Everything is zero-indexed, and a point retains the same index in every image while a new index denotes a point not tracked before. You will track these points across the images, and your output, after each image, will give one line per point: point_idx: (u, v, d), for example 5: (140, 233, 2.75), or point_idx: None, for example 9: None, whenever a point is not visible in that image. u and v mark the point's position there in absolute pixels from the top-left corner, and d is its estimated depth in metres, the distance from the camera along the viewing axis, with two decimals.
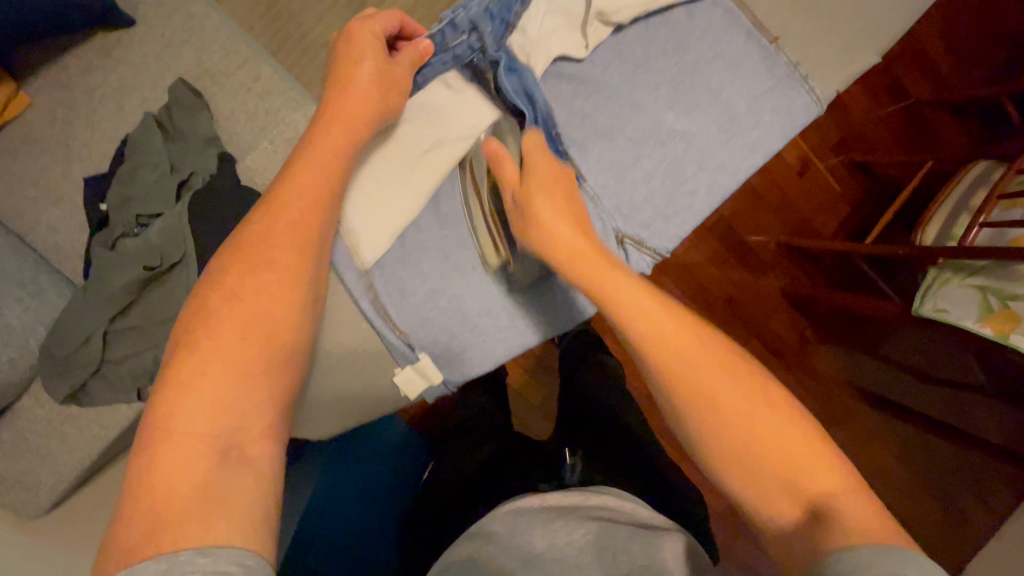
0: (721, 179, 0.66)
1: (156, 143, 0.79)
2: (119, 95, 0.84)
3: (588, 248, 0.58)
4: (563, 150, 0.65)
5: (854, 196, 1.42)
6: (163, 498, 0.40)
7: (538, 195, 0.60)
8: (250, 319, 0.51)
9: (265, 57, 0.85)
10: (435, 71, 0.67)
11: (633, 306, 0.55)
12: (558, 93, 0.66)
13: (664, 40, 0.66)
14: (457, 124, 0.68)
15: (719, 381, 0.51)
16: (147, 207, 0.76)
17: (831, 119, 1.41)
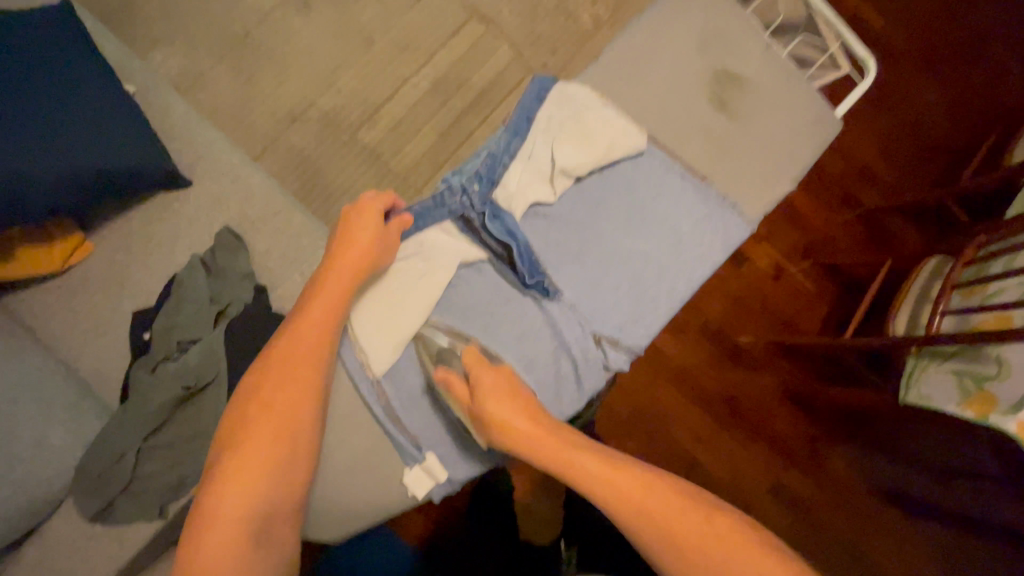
0: (678, 287, 0.78)
1: (200, 280, 0.92)
2: (171, 243, 1.00)
3: (543, 445, 0.66)
4: (542, 272, 0.77)
5: (828, 294, 1.53)
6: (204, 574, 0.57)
7: (487, 404, 0.67)
8: (276, 428, 0.62)
9: (297, 207, 1.02)
10: (432, 220, 0.78)
11: (589, 478, 0.63)
12: (536, 230, 0.79)
13: (617, 182, 0.80)
14: (444, 258, 0.76)
15: (676, 531, 0.58)
16: (187, 334, 0.87)
17: (794, 228, 1.58)
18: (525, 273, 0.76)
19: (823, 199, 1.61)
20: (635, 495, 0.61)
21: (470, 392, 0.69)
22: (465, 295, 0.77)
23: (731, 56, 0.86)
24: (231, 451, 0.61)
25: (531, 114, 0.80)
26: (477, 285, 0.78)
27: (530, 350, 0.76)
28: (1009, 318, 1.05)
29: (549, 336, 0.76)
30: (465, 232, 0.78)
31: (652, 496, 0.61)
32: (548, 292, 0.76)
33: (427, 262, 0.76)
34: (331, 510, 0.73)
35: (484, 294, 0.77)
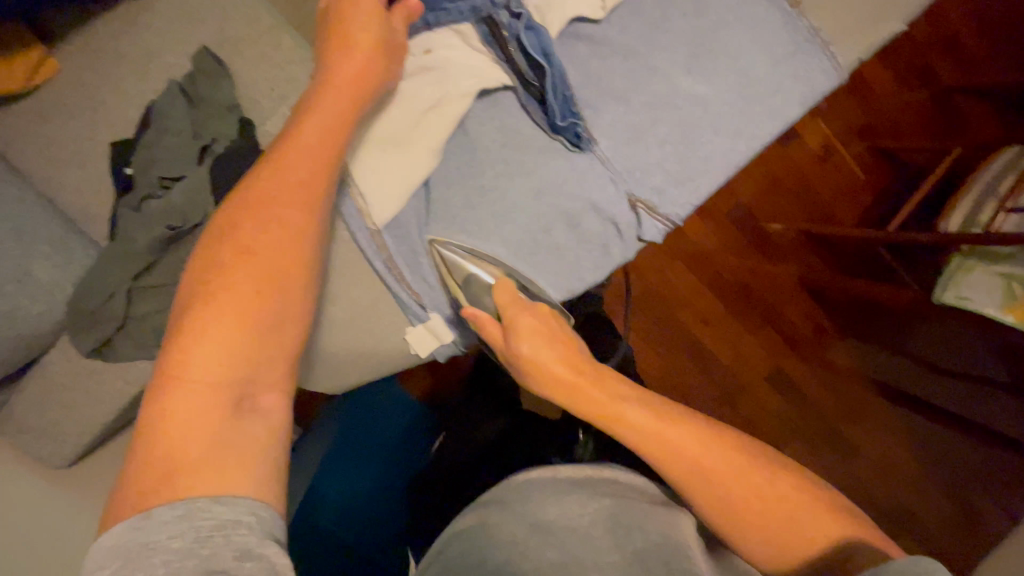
0: (737, 147, 0.66)
1: (180, 109, 0.81)
2: (143, 62, 0.86)
3: (579, 382, 0.58)
4: (576, 113, 0.64)
5: (876, 185, 1.40)
6: (177, 442, 0.39)
7: (522, 344, 0.60)
8: (259, 270, 0.47)
9: (287, 27, 0.86)
10: (448, 19, 0.65)
11: (648, 440, 0.51)
12: (574, 55, 0.65)
13: (683, 5, 0.65)
14: (461, 83, 0.65)
15: (731, 482, 0.49)
16: (172, 171, 0.78)
17: (858, 105, 1.39)
18: (557, 114, 0.63)
19: (900, 71, 1.40)
20: (694, 452, 0.50)
21: (503, 333, 0.62)
22: (480, 133, 0.67)
23: None
24: (202, 303, 0.44)
25: None
26: (499, 123, 0.67)
27: (554, 208, 0.66)
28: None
29: (577, 194, 0.66)
30: (489, 45, 0.66)
31: (705, 448, 0.50)
32: (581, 140, 0.65)
33: (444, 84, 0.65)
34: (328, 364, 0.69)
35: (507, 133, 0.67)
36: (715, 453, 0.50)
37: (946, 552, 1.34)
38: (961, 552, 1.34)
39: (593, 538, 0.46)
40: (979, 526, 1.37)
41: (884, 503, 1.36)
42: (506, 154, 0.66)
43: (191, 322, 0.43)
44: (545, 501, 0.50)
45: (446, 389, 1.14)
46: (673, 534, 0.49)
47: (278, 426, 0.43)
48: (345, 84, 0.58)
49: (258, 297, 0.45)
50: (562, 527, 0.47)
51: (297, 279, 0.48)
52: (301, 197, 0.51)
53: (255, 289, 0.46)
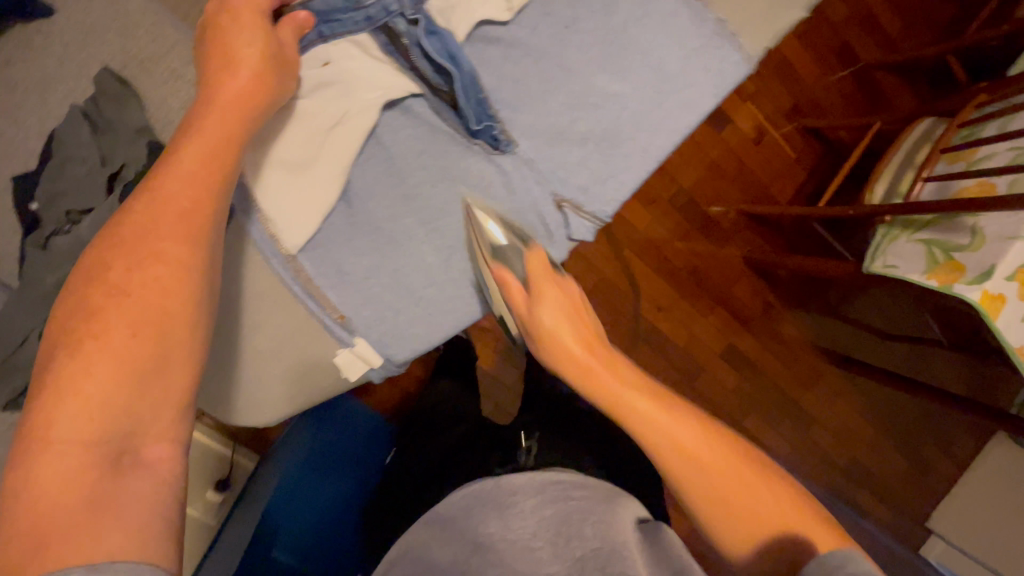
0: (657, 141, 0.66)
1: (84, 136, 0.76)
2: (37, 86, 0.79)
3: (577, 350, 0.61)
4: (492, 116, 0.63)
5: (808, 162, 1.46)
6: (48, 507, 0.37)
7: (539, 310, 0.63)
8: (135, 310, 0.45)
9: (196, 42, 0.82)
10: (343, 30, 0.63)
11: (642, 416, 0.54)
12: (485, 58, 0.64)
13: (590, 3, 0.64)
14: (366, 95, 0.63)
15: (712, 464, 0.51)
16: (80, 203, 0.73)
17: (785, 87, 1.45)
18: (472, 118, 0.62)
19: (822, 52, 1.46)
20: (703, 457, 0.51)
21: (527, 297, 0.64)
22: (391, 142, 0.65)
23: None
24: (75, 353, 0.42)
25: None
26: (411, 132, 0.65)
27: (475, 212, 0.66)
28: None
29: (502, 196, 0.67)
30: (389, 53, 0.64)
31: (694, 434, 0.52)
32: (501, 140, 0.64)
33: (345, 96, 0.63)
34: (254, 395, 0.66)
35: (422, 140, 0.66)
36: (700, 440, 0.52)
37: (899, 506, 1.43)
38: (913, 506, 1.44)
39: (535, 550, 0.47)
40: (931, 480, 1.45)
41: (842, 467, 1.43)
42: (424, 159, 0.66)
43: (64, 377, 0.41)
44: (488, 517, 0.50)
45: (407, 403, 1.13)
46: (616, 527, 0.48)
47: (168, 479, 0.42)
48: (236, 101, 0.55)
49: (139, 341, 0.44)
50: (502, 542, 0.48)
51: (181, 311, 0.46)
52: (186, 226, 0.49)
53: (130, 329, 0.44)
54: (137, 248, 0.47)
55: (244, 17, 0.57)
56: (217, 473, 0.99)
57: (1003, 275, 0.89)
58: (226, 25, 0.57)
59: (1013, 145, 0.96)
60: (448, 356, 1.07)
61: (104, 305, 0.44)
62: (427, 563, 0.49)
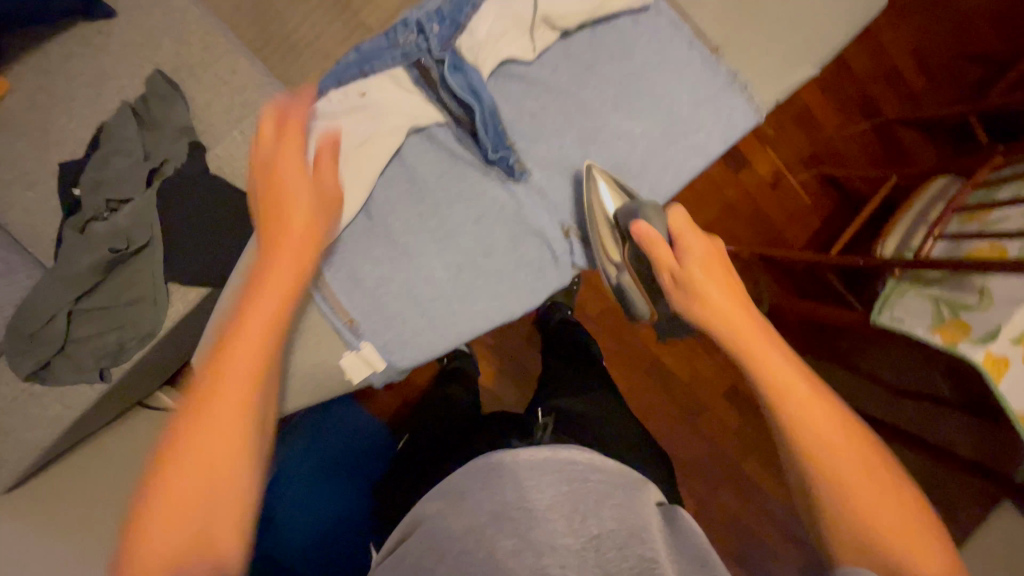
0: (661, 179, 0.68)
1: (131, 132, 0.81)
2: (95, 83, 0.85)
3: (735, 316, 0.57)
4: (509, 145, 0.66)
5: (824, 209, 1.48)
6: (163, 518, 0.40)
7: (697, 274, 0.61)
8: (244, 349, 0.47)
9: (243, 53, 0.88)
10: (383, 66, 0.67)
11: (794, 396, 0.50)
12: (506, 92, 0.67)
13: (611, 46, 0.67)
14: (394, 121, 0.67)
15: (846, 458, 0.47)
16: (119, 193, 0.78)
17: (804, 136, 1.48)
18: (489, 145, 0.65)
19: (844, 104, 1.50)
20: (840, 452, 0.47)
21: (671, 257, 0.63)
22: (416, 162, 0.68)
23: None
24: (194, 406, 0.44)
25: None
26: (434, 154, 0.68)
27: (490, 234, 0.68)
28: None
29: (512, 218, 0.68)
30: (420, 86, 0.67)
31: (843, 435, 0.47)
32: (514, 169, 0.67)
33: (377, 120, 0.66)
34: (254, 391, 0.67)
35: (441, 162, 0.68)
36: (854, 456, 0.47)
37: None
38: None
39: (549, 520, 0.47)
40: None
41: None
42: (445, 183, 0.68)
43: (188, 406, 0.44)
44: (504, 490, 0.50)
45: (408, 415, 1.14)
46: (636, 514, 0.49)
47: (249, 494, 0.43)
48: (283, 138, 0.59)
49: (254, 375, 0.47)
50: (518, 510, 0.48)
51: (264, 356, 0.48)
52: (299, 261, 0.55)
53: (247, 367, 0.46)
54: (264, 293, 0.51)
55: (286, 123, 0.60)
56: None
57: (1010, 337, 0.90)
58: (267, 142, 0.59)
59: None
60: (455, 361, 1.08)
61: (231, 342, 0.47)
62: (446, 532, 0.48)
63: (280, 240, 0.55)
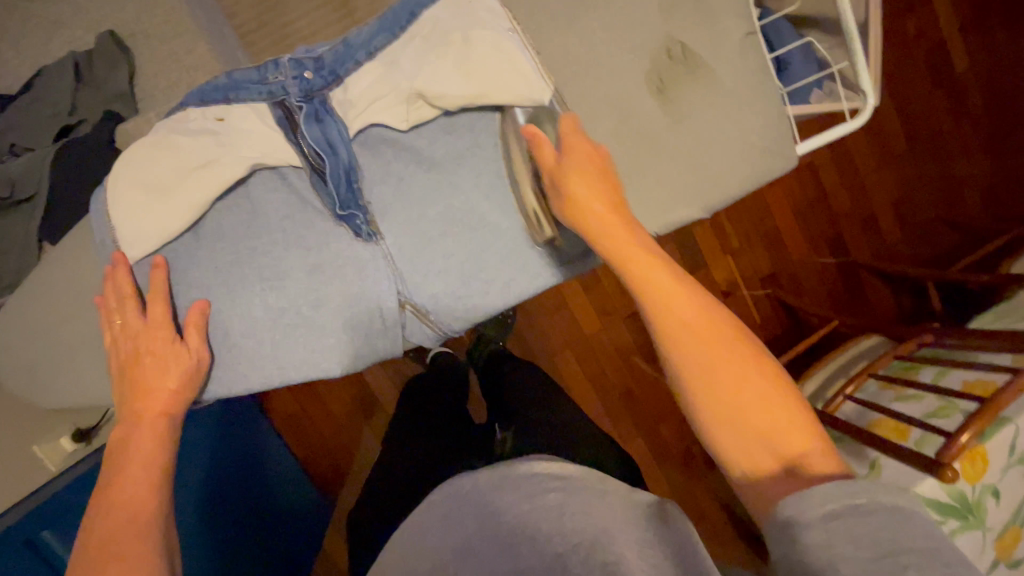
0: (520, 279, 0.56)
1: (65, 82, 0.80)
2: (52, 28, 0.86)
3: (607, 219, 0.49)
4: (362, 203, 0.52)
5: (772, 328, 1.47)
6: (105, 539, 0.44)
7: (574, 178, 0.49)
8: (139, 371, 0.49)
9: (205, 34, 0.89)
10: (249, 95, 0.50)
11: (659, 296, 0.45)
12: (372, 150, 0.53)
13: (495, 133, 0.54)
14: (241, 151, 0.50)
15: (712, 348, 0.44)
16: (27, 140, 0.77)
17: (769, 255, 1.46)
18: (335, 200, 0.51)
19: (817, 236, 1.48)
20: (700, 332, 0.44)
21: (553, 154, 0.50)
22: (245, 197, 0.52)
23: (699, 26, 0.56)
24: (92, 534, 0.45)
25: (417, 10, 0.51)
26: (263, 194, 0.52)
27: (321, 288, 0.53)
28: (954, 412, 0.89)
29: (348, 283, 0.53)
30: (282, 129, 0.50)
31: (705, 320, 0.45)
32: (363, 230, 0.52)
33: (221, 150, 0.50)
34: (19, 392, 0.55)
35: (265, 197, 0.52)
36: (717, 341, 0.44)
37: None
38: None
39: (513, 545, 0.47)
40: None
41: None
42: (285, 224, 0.52)
43: (117, 448, 0.49)
44: (465, 519, 0.52)
45: (342, 446, 1.22)
46: (595, 517, 0.48)
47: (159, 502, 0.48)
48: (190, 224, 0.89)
49: (153, 487, 0.48)
50: (482, 542, 0.49)
51: (171, 367, 0.50)
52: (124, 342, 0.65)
53: (178, 379, 0.50)
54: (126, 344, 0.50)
55: (121, 297, 0.50)
56: None
57: None
58: (118, 331, 0.50)
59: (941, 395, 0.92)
60: (349, 409, 1.20)
61: (129, 375, 0.50)
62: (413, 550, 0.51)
63: (135, 401, 0.49)
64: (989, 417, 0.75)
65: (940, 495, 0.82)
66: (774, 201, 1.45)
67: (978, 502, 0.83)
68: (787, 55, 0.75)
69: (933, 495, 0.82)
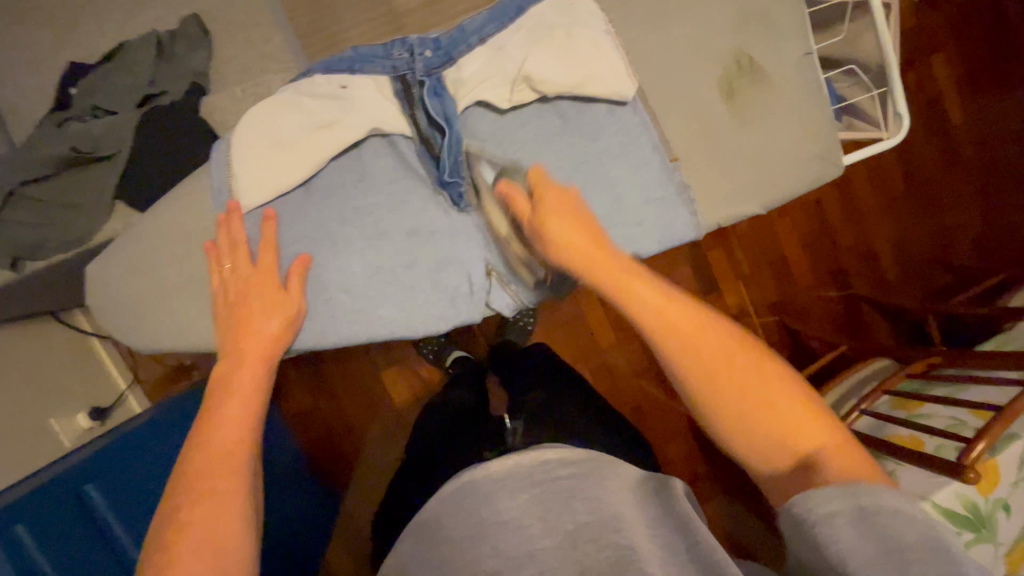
0: None
1: (148, 57, 0.84)
2: (136, 8, 0.90)
3: (591, 249, 0.52)
4: (464, 174, 0.56)
5: (777, 354, 1.53)
6: (203, 469, 0.46)
7: (551, 215, 0.52)
8: (246, 313, 0.52)
9: (280, 26, 0.93)
10: (372, 68, 0.55)
11: (648, 314, 0.48)
12: (475, 130, 0.58)
13: (583, 124, 0.60)
14: (361, 114, 0.54)
15: (717, 358, 0.46)
16: (108, 103, 0.79)
17: (777, 283, 1.53)
18: (441, 168, 0.55)
19: (822, 267, 1.56)
20: (701, 343, 0.47)
21: (531, 209, 0.53)
22: (358, 159, 0.56)
23: (766, 42, 0.62)
24: (195, 462, 0.47)
25: (524, 5, 0.57)
26: (374, 159, 0.56)
27: (417, 251, 0.57)
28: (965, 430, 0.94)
29: (443, 247, 0.57)
30: (399, 101, 0.55)
31: (700, 331, 0.47)
32: (460, 200, 0.57)
33: (342, 112, 0.54)
34: (112, 329, 0.58)
35: (375, 160, 0.56)
36: (716, 347, 0.47)
37: None
38: None
39: (525, 527, 0.48)
40: None
41: None
42: (392, 186, 0.56)
43: (219, 389, 0.51)
44: (473, 507, 0.50)
45: (350, 448, 1.24)
46: (606, 500, 0.49)
47: (249, 443, 0.49)
48: None
49: (248, 428, 0.50)
50: (492, 526, 0.48)
51: (273, 312, 0.53)
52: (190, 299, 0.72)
53: (280, 326, 0.53)
54: (235, 287, 0.53)
55: (234, 240, 0.53)
56: (104, 399, 1.02)
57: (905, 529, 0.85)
58: (227, 273, 0.53)
59: (951, 415, 0.98)
60: (367, 406, 1.24)
61: (237, 316, 0.53)
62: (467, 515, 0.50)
63: (241, 346, 0.52)
64: (1001, 427, 0.81)
65: (955, 506, 0.87)
66: (783, 231, 1.52)
67: (990, 515, 0.88)
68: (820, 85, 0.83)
69: (948, 505, 0.86)
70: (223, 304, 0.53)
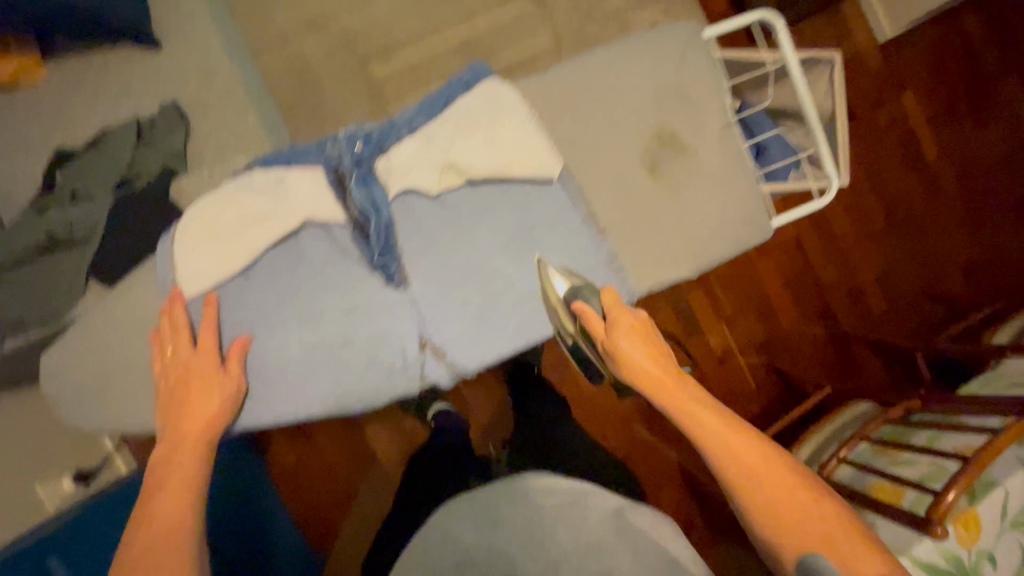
0: (531, 326, 0.63)
1: (127, 142, 0.90)
2: (119, 95, 0.97)
3: (659, 372, 0.59)
4: (396, 254, 0.60)
5: (767, 394, 1.51)
6: (142, 551, 0.48)
7: (623, 340, 0.59)
8: (186, 398, 0.55)
9: (254, 103, 0.98)
10: (307, 161, 0.59)
11: (710, 436, 0.56)
12: (407, 212, 0.60)
13: (515, 197, 0.62)
14: (297, 205, 0.58)
15: (768, 479, 0.53)
16: (86, 188, 0.85)
17: (761, 323, 1.53)
18: (374, 251, 0.59)
19: (807, 306, 1.56)
20: (750, 460, 0.54)
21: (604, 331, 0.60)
22: (294, 243, 0.59)
23: (686, 118, 0.65)
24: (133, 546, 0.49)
25: (451, 97, 0.61)
26: (310, 243, 0.59)
27: (352, 329, 0.59)
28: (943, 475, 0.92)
29: (377, 323, 0.59)
30: (333, 189, 0.59)
31: (752, 452, 0.54)
32: (394, 278, 0.59)
33: (279, 204, 0.58)
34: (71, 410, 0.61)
35: (311, 244, 0.59)
36: (764, 463, 0.54)
37: None
38: None
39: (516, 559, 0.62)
40: None
41: None
42: (327, 268, 0.59)
43: (158, 472, 0.54)
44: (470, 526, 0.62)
45: (335, 503, 1.24)
46: (583, 529, 0.62)
47: (188, 521, 0.51)
48: None
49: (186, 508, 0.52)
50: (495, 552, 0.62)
51: (212, 395, 0.56)
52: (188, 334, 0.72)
53: (219, 408, 0.56)
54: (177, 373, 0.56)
55: (177, 328, 0.56)
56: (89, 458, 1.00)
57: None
58: (170, 359, 0.57)
59: (932, 459, 0.95)
60: (352, 460, 1.25)
61: (179, 401, 0.55)
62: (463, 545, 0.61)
63: (179, 429, 0.55)
64: (970, 476, 0.79)
65: (935, 559, 0.83)
66: (764, 272, 1.53)
67: (974, 567, 0.84)
68: (766, 140, 0.86)
69: (928, 558, 0.83)
70: (166, 388, 0.56)
